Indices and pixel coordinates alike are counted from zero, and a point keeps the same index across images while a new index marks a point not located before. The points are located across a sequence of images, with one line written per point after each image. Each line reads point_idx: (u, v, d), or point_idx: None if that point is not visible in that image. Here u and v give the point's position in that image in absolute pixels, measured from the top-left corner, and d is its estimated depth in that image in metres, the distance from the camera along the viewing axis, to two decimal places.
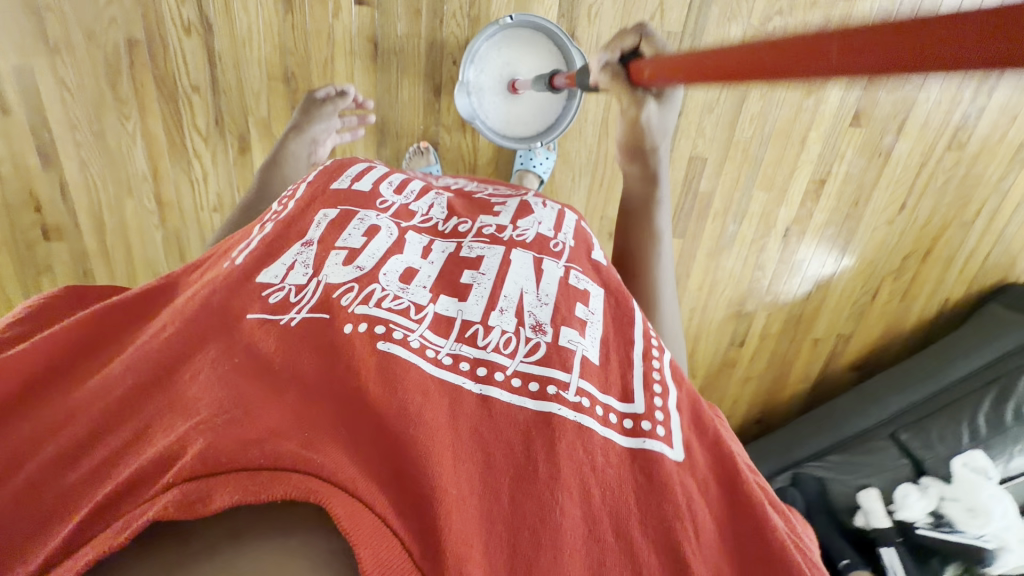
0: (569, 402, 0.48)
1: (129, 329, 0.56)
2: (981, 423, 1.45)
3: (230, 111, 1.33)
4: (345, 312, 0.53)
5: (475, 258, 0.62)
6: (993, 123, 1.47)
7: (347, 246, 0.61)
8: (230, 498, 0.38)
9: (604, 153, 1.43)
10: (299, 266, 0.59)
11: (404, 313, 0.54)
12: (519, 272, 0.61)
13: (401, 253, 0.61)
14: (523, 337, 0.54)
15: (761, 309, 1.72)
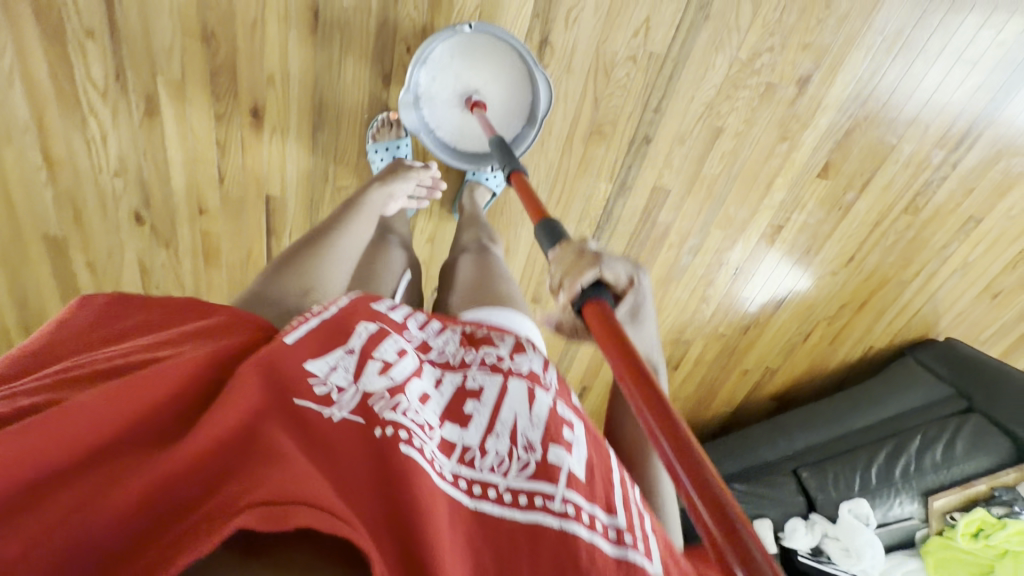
0: (555, 511, 0.47)
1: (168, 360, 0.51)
2: (872, 474, 1.55)
3: (133, 64, 1.11)
4: (378, 416, 0.50)
5: (474, 387, 0.59)
6: (952, 193, 1.46)
7: (380, 357, 0.57)
8: (298, 522, 0.40)
9: (565, 170, 1.33)
10: (340, 365, 0.55)
11: (421, 427, 0.51)
12: (515, 398, 0.58)
13: (420, 377, 0.58)
14: (517, 458, 0.52)
15: (699, 337, 1.73)
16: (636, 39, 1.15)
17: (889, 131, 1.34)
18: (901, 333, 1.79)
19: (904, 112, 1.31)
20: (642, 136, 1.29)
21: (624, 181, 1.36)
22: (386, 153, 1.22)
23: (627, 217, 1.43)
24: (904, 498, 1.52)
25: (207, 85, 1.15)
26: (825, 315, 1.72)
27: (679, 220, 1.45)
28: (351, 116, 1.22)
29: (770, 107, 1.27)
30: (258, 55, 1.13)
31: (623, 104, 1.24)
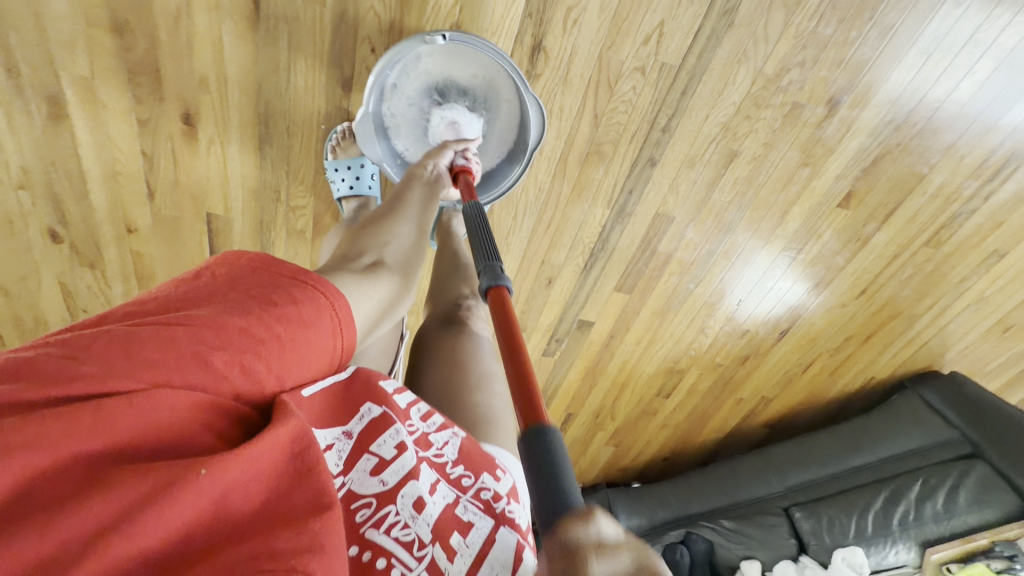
0: None
1: (232, 336, 0.50)
2: (869, 520, 1.47)
3: (27, 59, 0.90)
4: (356, 531, 0.52)
5: (465, 522, 0.57)
6: (979, 226, 1.33)
7: (378, 454, 0.60)
8: None
9: (556, 194, 1.16)
10: (333, 453, 0.59)
11: (406, 547, 0.52)
12: (498, 553, 0.56)
13: (418, 477, 0.58)
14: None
15: (694, 367, 1.61)
16: (645, 48, 0.97)
17: (921, 160, 1.19)
18: (905, 365, 1.69)
19: (940, 140, 1.16)
20: (646, 159, 1.12)
21: (623, 208, 1.20)
22: (348, 172, 1.02)
23: (624, 246, 1.27)
24: (901, 546, 1.44)
25: (125, 87, 0.94)
26: (828, 347, 1.61)
27: (681, 250, 1.30)
28: (305, 128, 1.03)
29: (793, 130, 1.11)
30: (186, 53, 0.92)
31: (625, 123, 1.06)
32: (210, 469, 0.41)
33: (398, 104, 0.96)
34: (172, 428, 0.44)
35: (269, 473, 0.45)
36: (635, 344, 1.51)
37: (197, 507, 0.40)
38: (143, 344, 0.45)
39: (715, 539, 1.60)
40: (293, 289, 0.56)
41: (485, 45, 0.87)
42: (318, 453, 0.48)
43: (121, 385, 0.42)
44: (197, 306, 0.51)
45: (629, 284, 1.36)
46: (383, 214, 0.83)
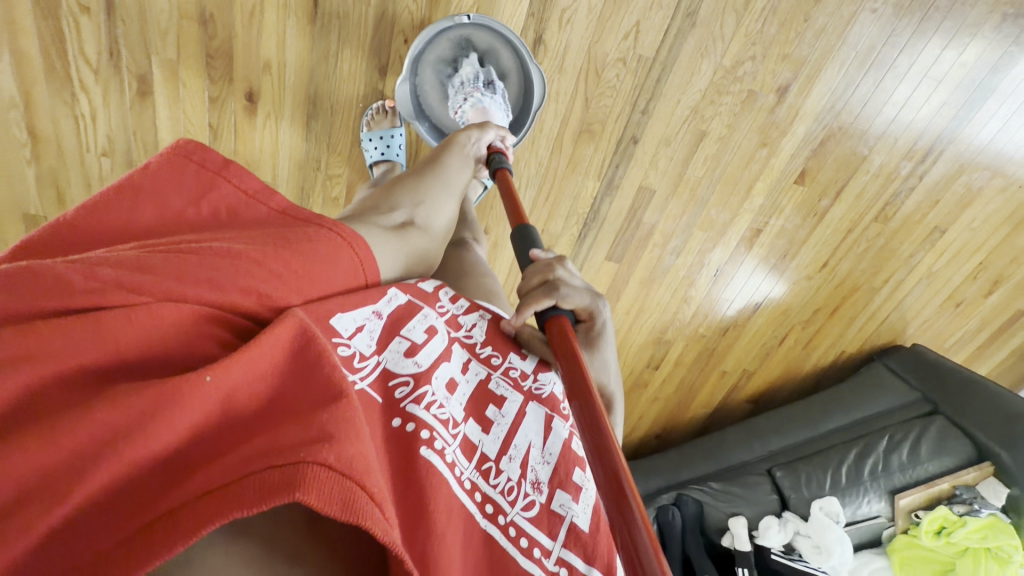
0: (548, 569, 0.59)
1: (241, 258, 0.53)
2: (843, 472, 1.62)
3: (128, 44, 1.11)
4: (398, 404, 0.60)
5: (499, 395, 0.74)
6: (918, 203, 1.55)
7: (409, 338, 0.68)
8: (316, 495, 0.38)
9: (554, 168, 1.37)
10: (366, 331, 0.63)
11: (444, 424, 0.62)
12: (529, 425, 0.73)
13: (448, 361, 0.70)
14: (522, 491, 0.65)
15: (680, 338, 1.78)
16: (626, 42, 1.20)
17: (861, 142, 1.42)
18: (871, 339, 1.87)
19: (874, 125, 1.39)
20: (630, 137, 1.34)
21: (611, 181, 1.40)
22: (379, 142, 1.22)
23: (613, 217, 1.47)
24: (872, 496, 1.59)
25: (202, 69, 1.16)
26: (799, 319, 1.79)
27: (663, 221, 1.50)
28: (345, 106, 1.23)
29: (751, 114, 1.33)
30: (255, 41, 1.14)
31: (612, 106, 1.28)
32: (212, 376, 0.42)
33: (429, 86, 1.16)
34: (173, 339, 0.46)
35: (274, 373, 0.46)
36: (625, 312, 1.69)
37: (206, 406, 0.41)
38: (162, 261, 0.48)
39: (704, 500, 1.71)
40: (310, 229, 0.61)
41: (500, 29, 1.08)
42: (317, 348, 0.49)
43: (137, 297, 0.45)
44: (219, 236, 0.55)
45: (618, 253, 1.55)
46: (417, 176, 0.85)
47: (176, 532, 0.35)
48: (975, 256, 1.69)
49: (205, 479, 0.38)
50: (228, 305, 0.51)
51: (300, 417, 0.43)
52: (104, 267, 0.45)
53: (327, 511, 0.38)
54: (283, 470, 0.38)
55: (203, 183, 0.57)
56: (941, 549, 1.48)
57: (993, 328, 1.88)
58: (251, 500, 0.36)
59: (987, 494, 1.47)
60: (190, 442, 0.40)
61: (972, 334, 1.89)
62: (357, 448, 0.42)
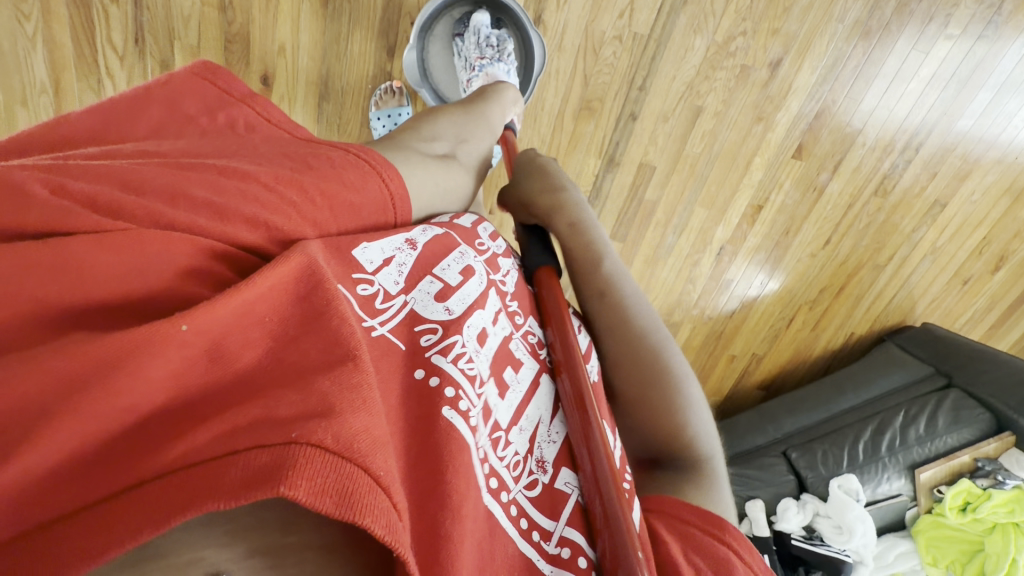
0: (548, 553, 0.49)
1: (250, 180, 0.48)
2: (860, 449, 1.60)
3: (152, 30, 1.18)
4: (422, 354, 0.51)
5: (518, 358, 0.61)
6: (915, 177, 1.58)
7: (443, 279, 0.59)
8: (310, 487, 0.30)
9: (557, 146, 1.41)
10: (395, 266, 0.56)
11: (471, 381, 0.51)
12: (540, 397, 0.61)
13: (484, 309, 0.60)
14: (528, 467, 0.54)
15: (687, 320, 1.78)
16: (621, 20, 1.26)
17: (855, 115, 1.45)
18: (879, 320, 1.87)
19: (867, 99, 1.43)
20: (629, 114, 1.38)
21: (612, 157, 1.44)
22: (387, 119, 1.26)
23: (614, 194, 1.50)
24: (891, 473, 1.57)
25: (221, 53, 1.23)
26: (806, 300, 1.79)
27: (664, 198, 1.53)
28: (355, 87, 1.29)
29: (745, 89, 1.38)
30: (271, 26, 1.21)
31: (610, 82, 1.33)
32: (192, 326, 0.35)
33: (437, 65, 1.22)
34: (153, 276, 0.38)
35: (272, 324, 0.39)
36: None
37: (187, 356, 0.34)
38: (156, 180, 0.43)
39: None
40: (334, 155, 0.57)
41: None
42: (326, 293, 0.42)
43: (120, 225, 0.39)
44: (227, 157, 0.51)
45: (621, 232, 1.58)
46: (458, 114, 0.87)
47: (140, 515, 0.28)
48: (979, 230, 1.69)
49: (177, 451, 0.31)
50: (230, 235, 0.45)
51: (297, 384, 0.36)
52: (86, 185, 0.40)
53: (317, 506, 0.29)
54: (268, 452, 0.31)
55: (223, 101, 0.57)
56: (969, 528, 1.45)
57: (1003, 306, 1.87)
58: (232, 488, 0.29)
59: (1010, 465, 1.49)
60: (165, 408, 0.33)
61: (983, 314, 1.88)
62: (362, 424, 0.34)
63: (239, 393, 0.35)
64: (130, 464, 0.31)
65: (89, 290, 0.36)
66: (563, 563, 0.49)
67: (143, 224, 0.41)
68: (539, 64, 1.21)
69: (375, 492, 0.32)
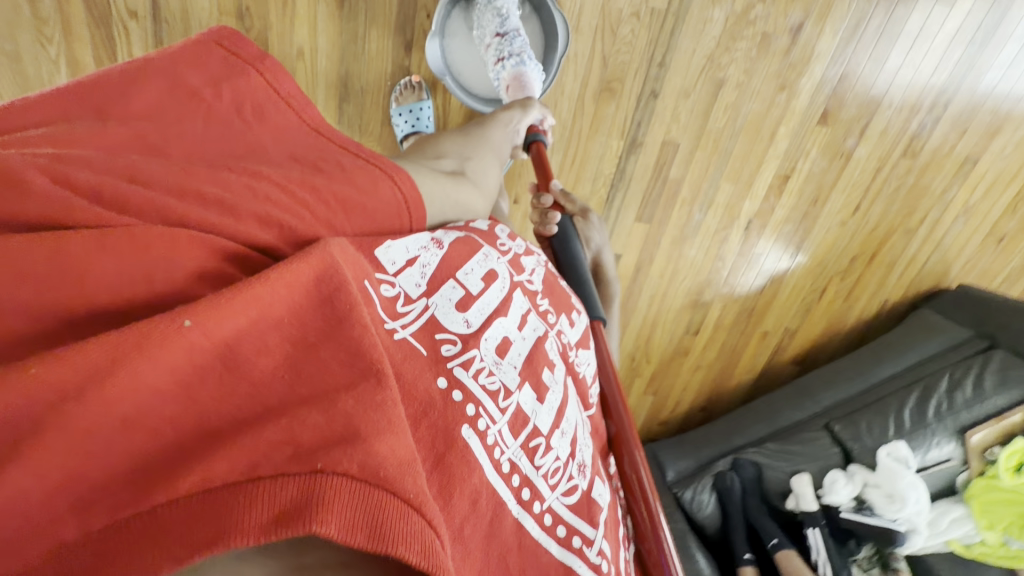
0: (588, 560, 0.61)
1: (262, 180, 0.51)
2: (906, 416, 1.58)
3: (172, 45, 1.19)
4: (445, 363, 0.56)
5: (552, 360, 0.69)
6: (944, 136, 1.55)
7: (464, 285, 0.66)
8: (336, 524, 0.33)
9: (579, 131, 1.40)
10: (417, 268, 0.62)
11: (492, 396, 0.58)
12: (572, 405, 0.70)
13: (505, 317, 0.67)
14: (567, 474, 0.65)
15: (717, 299, 1.76)
16: None
17: (879, 77, 1.42)
18: (913, 285, 1.84)
19: (891, 60, 1.40)
20: (649, 92, 1.37)
21: (634, 139, 1.43)
22: (409, 116, 1.27)
23: (638, 175, 1.49)
24: (941, 438, 1.55)
25: None
26: (837, 270, 1.76)
27: (689, 175, 1.51)
28: (375, 87, 1.29)
29: (767, 58, 1.35)
30: (288, 31, 1.20)
31: (630, 60, 1.32)
32: (193, 322, 0.36)
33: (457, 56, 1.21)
34: (156, 277, 0.40)
35: (290, 329, 0.41)
36: (659, 275, 1.68)
37: (195, 360, 0.36)
38: (165, 178, 0.46)
39: (762, 461, 1.66)
40: (347, 159, 0.61)
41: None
42: (347, 296, 0.45)
43: (122, 221, 0.41)
44: (243, 159, 0.53)
45: (646, 213, 1.56)
46: (462, 134, 0.95)
47: (167, 541, 0.31)
48: (1011, 186, 1.67)
49: (196, 477, 0.33)
50: (244, 235, 0.47)
51: (319, 403, 0.39)
52: (93, 178, 0.42)
53: (349, 541, 0.33)
54: (292, 482, 0.34)
55: (232, 74, 0.56)
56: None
57: None
58: (256, 516, 0.32)
59: None
60: (178, 417, 0.35)
61: (1019, 272, 1.85)
62: (388, 447, 0.38)
63: (257, 412, 0.37)
64: (148, 486, 0.33)
65: (92, 294, 0.37)
66: (603, 570, 0.62)
67: (149, 220, 0.43)
68: (562, 51, 1.21)
69: (405, 516, 0.36)
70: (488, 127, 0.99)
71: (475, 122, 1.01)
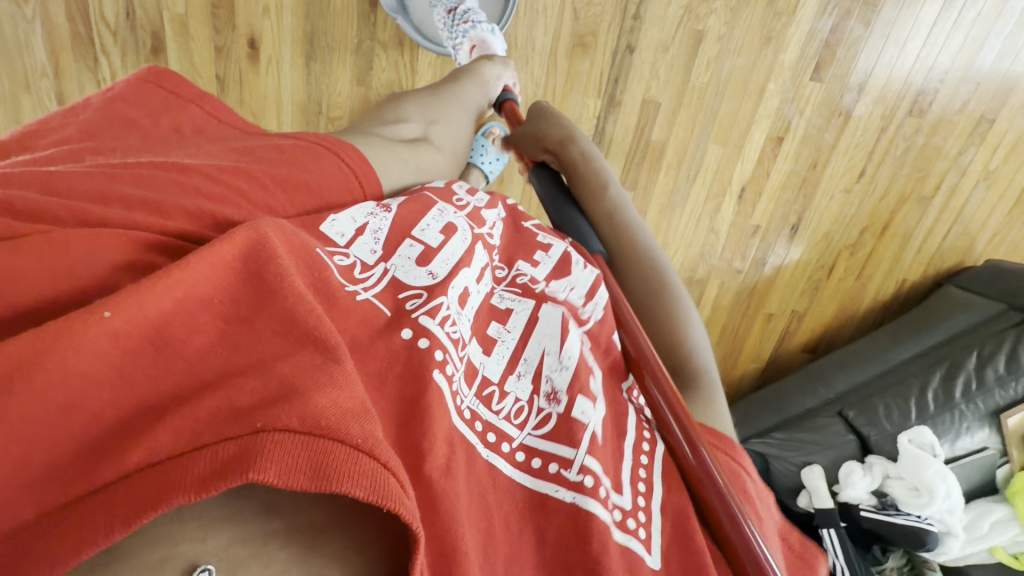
0: (569, 482, 0.49)
1: (192, 172, 0.49)
2: (930, 399, 1.44)
3: (141, 3, 1.20)
4: (408, 316, 0.49)
5: (503, 310, 0.59)
6: (955, 91, 1.43)
7: (423, 242, 0.58)
8: (278, 475, 0.32)
9: (552, 90, 1.35)
10: (369, 235, 0.56)
11: (454, 344, 0.50)
12: (544, 330, 0.58)
13: (469, 266, 0.58)
14: (535, 408, 0.53)
15: (713, 277, 1.64)
16: None
17: (874, 25, 1.33)
18: (934, 262, 1.68)
19: (887, 8, 1.31)
20: (625, 47, 1.31)
21: (612, 98, 1.37)
22: None
23: (619, 137, 1.42)
24: (972, 423, 1.42)
25: (208, 20, 1.23)
26: (846, 244, 1.62)
27: (674, 136, 1.43)
28: (341, 46, 1.27)
29: (749, 7, 1.29)
30: None
31: (602, 13, 1.27)
32: (114, 313, 0.35)
33: (420, 12, 1.19)
34: (86, 274, 0.39)
35: (221, 305, 0.40)
36: None
37: (122, 343, 0.35)
38: (84, 185, 0.44)
39: (769, 451, 1.50)
40: (285, 144, 0.59)
41: None
42: (280, 265, 0.43)
43: (39, 229, 0.39)
44: (178, 154, 0.53)
45: (631, 179, 1.48)
46: (427, 95, 0.85)
47: (108, 513, 0.31)
48: None
49: (140, 452, 0.32)
50: (172, 228, 0.46)
51: (259, 368, 0.38)
52: (12, 196, 0.40)
53: (290, 485, 0.32)
54: (235, 442, 0.32)
55: (169, 104, 0.57)
56: None
57: None
58: (200, 480, 0.31)
59: None
60: (118, 400, 0.35)
61: None
62: (329, 399, 0.36)
63: (207, 384, 0.36)
64: (95, 463, 0.33)
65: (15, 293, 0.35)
66: (589, 489, 0.49)
67: (70, 225, 0.41)
68: None
69: (352, 458, 0.34)
70: (459, 85, 0.89)
71: (444, 79, 0.91)
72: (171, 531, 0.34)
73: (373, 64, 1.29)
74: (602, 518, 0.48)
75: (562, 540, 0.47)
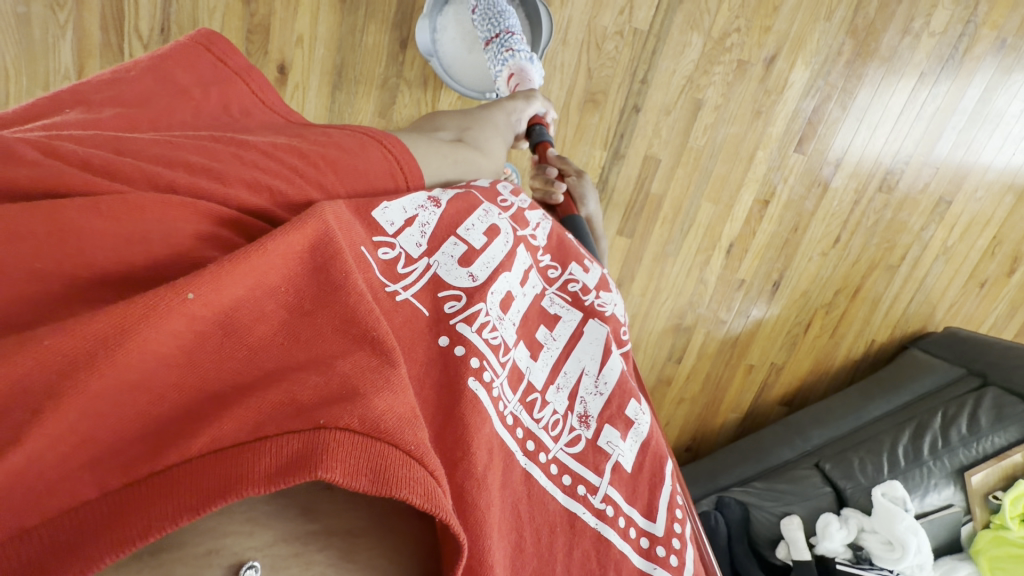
0: (593, 507, 0.49)
1: (250, 147, 0.49)
2: (900, 455, 1.52)
3: (178, 20, 1.25)
4: (446, 321, 0.49)
5: (552, 314, 0.60)
6: (919, 172, 1.59)
7: (467, 241, 0.57)
8: (341, 474, 0.31)
9: (562, 138, 1.44)
10: (417, 227, 0.54)
11: (494, 350, 0.50)
12: (586, 348, 0.59)
13: (509, 271, 0.58)
14: (568, 425, 0.53)
15: (700, 327, 1.72)
16: (621, 17, 1.33)
17: (850, 111, 1.49)
18: (899, 325, 1.81)
19: (862, 96, 1.48)
20: (632, 106, 1.42)
21: (617, 150, 1.47)
22: None
23: (621, 187, 1.51)
24: (938, 479, 1.49)
25: (242, 43, 1.28)
26: (822, 303, 1.74)
27: (671, 191, 1.53)
28: (368, 79, 1.33)
29: (743, 83, 1.43)
30: (291, 18, 1.27)
31: (614, 74, 1.39)
32: (197, 296, 0.34)
33: (450, 55, 1.26)
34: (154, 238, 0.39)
35: (287, 296, 0.39)
36: (641, 294, 1.65)
37: (194, 326, 0.34)
38: (152, 150, 0.44)
39: (749, 501, 1.53)
40: (331, 131, 0.58)
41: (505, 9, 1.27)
42: (344, 260, 0.41)
43: (115, 186, 0.40)
44: (235, 134, 0.52)
45: (628, 227, 1.56)
46: (469, 110, 0.86)
47: (170, 497, 0.30)
48: (988, 229, 1.70)
49: (204, 440, 0.31)
50: (233, 198, 0.45)
51: (317, 365, 0.36)
52: (80, 150, 0.41)
53: (352, 485, 0.31)
54: (298, 437, 0.32)
55: (222, 81, 0.57)
56: None
57: None
58: (266, 473, 0.31)
59: None
60: (180, 383, 0.34)
61: (1004, 320, 1.86)
62: (386, 403, 0.34)
63: (266, 377, 0.35)
64: (160, 447, 0.32)
65: (96, 258, 0.36)
66: (609, 517, 0.49)
67: (140, 186, 0.42)
68: (545, 43, 1.28)
69: (408, 465, 0.33)
70: (498, 109, 0.92)
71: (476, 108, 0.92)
72: (221, 528, 0.34)
73: (395, 99, 1.36)
74: (620, 548, 0.48)
75: (585, 563, 0.46)
